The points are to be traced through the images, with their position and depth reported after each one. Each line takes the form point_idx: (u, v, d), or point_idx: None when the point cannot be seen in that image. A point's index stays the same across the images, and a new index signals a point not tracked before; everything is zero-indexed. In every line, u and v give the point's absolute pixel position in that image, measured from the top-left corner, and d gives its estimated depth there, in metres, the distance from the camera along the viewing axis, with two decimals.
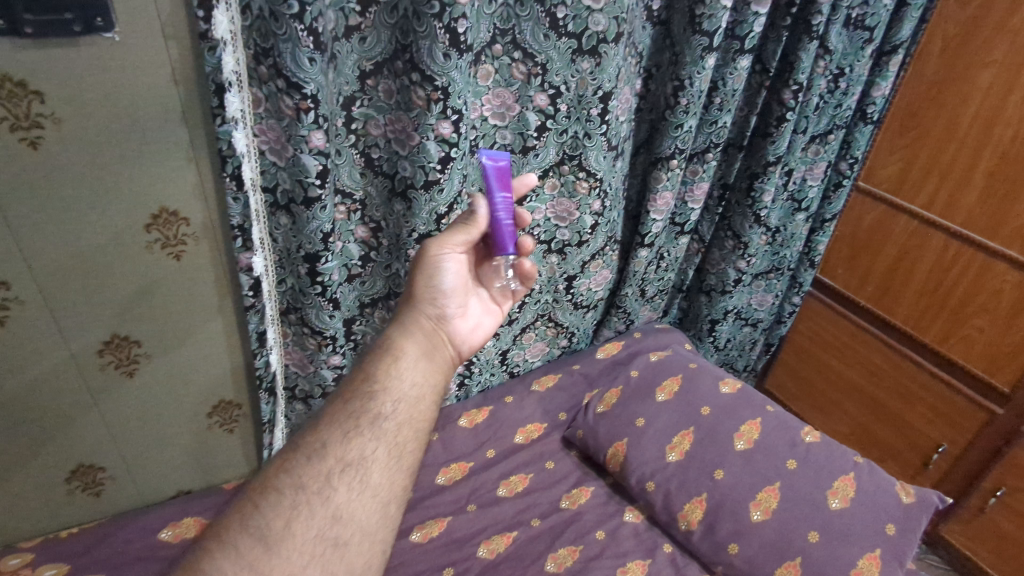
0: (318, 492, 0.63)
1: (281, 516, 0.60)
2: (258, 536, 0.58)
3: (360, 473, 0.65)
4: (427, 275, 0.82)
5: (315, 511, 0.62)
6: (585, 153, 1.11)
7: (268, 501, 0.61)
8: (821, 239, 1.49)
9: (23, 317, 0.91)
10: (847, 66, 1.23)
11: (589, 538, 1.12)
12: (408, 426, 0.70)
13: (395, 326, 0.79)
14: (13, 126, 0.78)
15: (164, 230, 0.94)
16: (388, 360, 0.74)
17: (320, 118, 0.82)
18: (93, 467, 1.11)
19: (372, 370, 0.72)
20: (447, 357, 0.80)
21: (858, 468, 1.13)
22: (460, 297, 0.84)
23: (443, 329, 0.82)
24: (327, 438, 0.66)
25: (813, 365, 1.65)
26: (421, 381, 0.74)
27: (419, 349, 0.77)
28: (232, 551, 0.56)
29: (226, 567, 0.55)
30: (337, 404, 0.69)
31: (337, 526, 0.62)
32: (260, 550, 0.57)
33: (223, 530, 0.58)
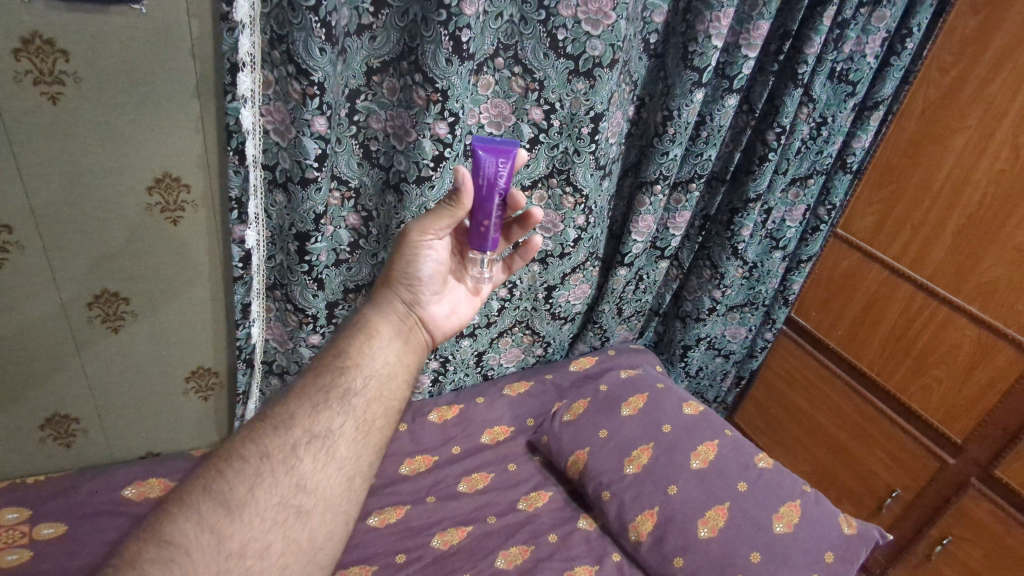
0: (283, 462, 0.65)
1: (244, 482, 0.62)
2: (220, 500, 0.60)
3: (325, 445, 0.68)
4: (408, 260, 0.84)
5: (279, 479, 0.64)
6: (573, 169, 1.17)
7: (233, 467, 0.62)
8: (796, 278, 1.55)
9: (21, 261, 0.95)
10: (830, 116, 1.30)
11: (542, 540, 1.15)
12: (377, 402, 0.73)
13: (373, 307, 0.82)
14: (36, 80, 0.83)
15: (165, 195, 0.98)
16: (361, 338, 0.77)
17: (325, 105, 0.87)
18: (67, 418, 1.14)
19: (346, 347, 0.76)
20: (419, 341, 0.85)
21: (805, 496, 1.17)
22: (437, 286, 0.87)
23: (417, 315, 0.85)
24: (296, 409, 0.69)
25: (779, 402, 1.69)
26: (393, 360, 0.78)
27: (393, 330, 0.81)
28: (194, 514, 0.58)
29: (187, 529, 0.57)
30: (305, 378, 0.72)
31: (297, 494, 0.64)
32: (222, 515, 0.59)
33: (187, 494, 0.59)
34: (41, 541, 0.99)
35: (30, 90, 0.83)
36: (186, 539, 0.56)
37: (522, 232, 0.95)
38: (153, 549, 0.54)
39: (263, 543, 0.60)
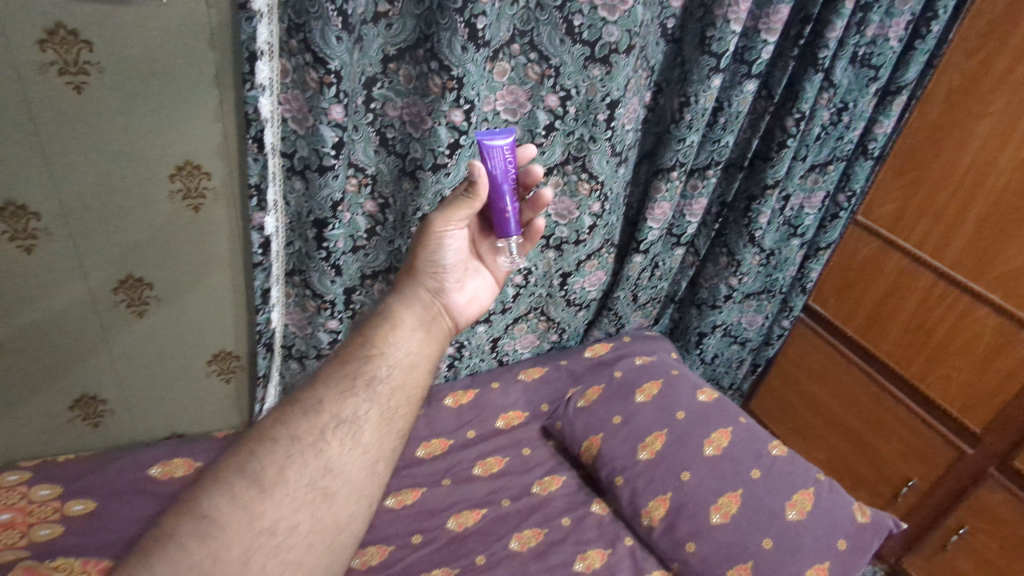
0: (312, 445, 0.66)
1: (276, 463, 0.64)
2: (252, 479, 0.62)
3: (351, 431, 0.69)
4: (430, 250, 0.86)
5: (308, 462, 0.65)
6: (589, 156, 1.17)
7: (265, 448, 0.64)
8: (814, 266, 1.54)
9: (49, 247, 0.98)
10: (851, 101, 1.28)
11: (555, 523, 1.17)
12: (400, 391, 0.74)
13: (397, 298, 0.83)
14: (61, 70, 0.85)
15: (186, 182, 1.00)
16: (386, 327, 0.78)
17: (341, 93, 0.89)
18: (95, 399, 1.17)
19: (371, 336, 0.76)
20: (443, 329, 0.85)
21: (819, 484, 1.17)
22: (457, 275, 0.89)
23: (441, 304, 0.87)
24: (324, 395, 0.70)
25: (794, 389, 1.68)
26: (416, 349, 0.79)
27: (416, 319, 0.81)
28: (228, 492, 0.60)
29: (221, 504, 0.59)
30: (334, 364, 0.74)
31: (326, 476, 0.66)
32: (254, 492, 0.61)
33: (222, 471, 0.62)
34: (71, 518, 1.03)
35: (55, 80, 0.85)
36: (220, 514, 0.59)
37: (533, 213, 0.96)
38: (190, 522, 0.57)
39: (292, 522, 0.62)
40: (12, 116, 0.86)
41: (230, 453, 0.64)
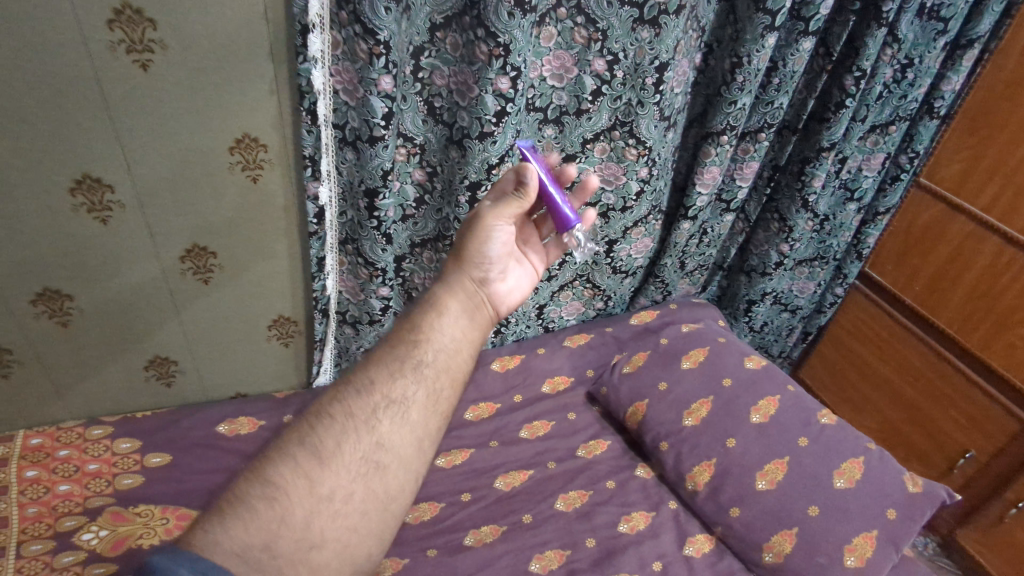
0: (365, 422, 0.68)
1: (333, 436, 0.66)
2: (312, 450, 0.64)
3: (400, 411, 0.70)
4: (478, 241, 0.86)
5: (361, 437, 0.67)
6: (636, 121, 1.15)
7: (323, 425, 0.66)
8: (872, 231, 1.48)
9: (123, 218, 1.04)
10: (917, 56, 1.22)
11: (600, 485, 1.20)
12: (446, 374, 0.75)
13: (443, 286, 0.84)
14: (129, 48, 0.89)
15: (245, 154, 1.04)
16: (432, 312, 0.80)
17: (390, 63, 0.90)
18: (167, 360, 1.25)
19: (418, 322, 0.78)
20: (486, 319, 0.86)
21: (869, 454, 1.13)
22: (503, 268, 0.89)
23: (486, 296, 0.87)
24: (375, 375, 0.71)
25: (846, 357, 1.64)
26: (460, 336, 0.80)
27: (460, 308, 0.82)
28: (289, 460, 0.62)
29: (285, 472, 0.61)
30: (382, 345, 0.76)
31: (377, 451, 0.67)
32: (314, 463, 0.63)
33: (285, 445, 0.64)
34: (151, 468, 1.11)
35: (124, 58, 0.89)
36: (283, 480, 0.61)
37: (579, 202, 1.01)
38: (259, 486, 0.60)
39: (348, 492, 0.64)
40: (84, 93, 0.90)
41: (290, 431, 0.66)
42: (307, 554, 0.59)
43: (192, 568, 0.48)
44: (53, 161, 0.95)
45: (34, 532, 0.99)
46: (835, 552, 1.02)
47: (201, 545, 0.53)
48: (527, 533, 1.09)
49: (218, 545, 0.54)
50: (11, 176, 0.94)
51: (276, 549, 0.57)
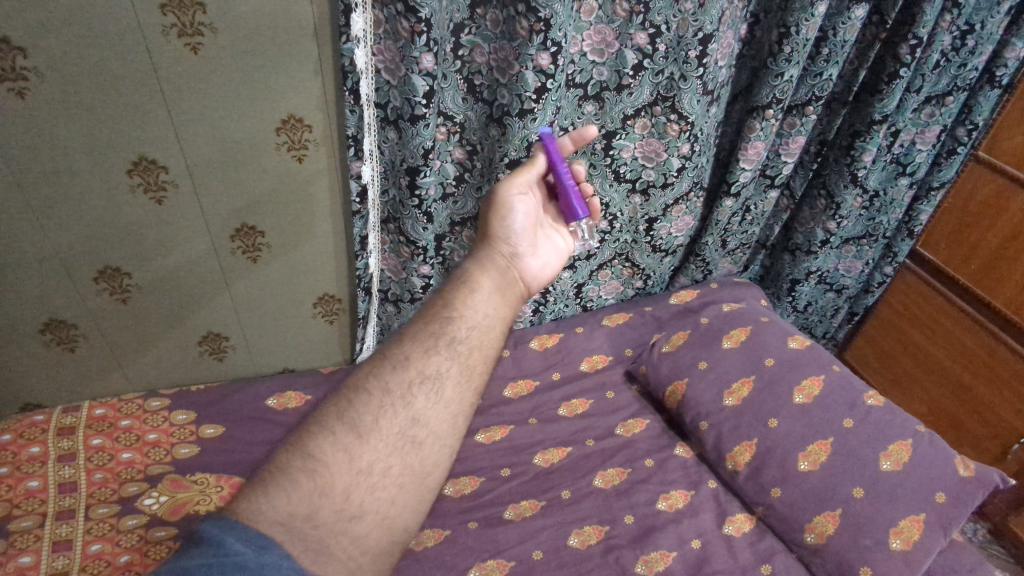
0: (401, 397, 0.63)
1: (370, 411, 0.61)
2: (350, 424, 0.60)
3: (435, 387, 0.65)
4: (500, 216, 0.86)
5: (397, 413, 0.63)
6: (679, 95, 1.13)
7: (360, 400, 0.62)
8: (924, 208, 1.42)
9: (177, 198, 1.08)
10: (978, 22, 1.16)
11: (638, 464, 1.20)
12: (479, 352, 0.68)
13: (473, 262, 0.79)
14: (181, 32, 0.91)
15: (291, 134, 1.06)
16: (464, 290, 0.72)
17: (431, 41, 0.91)
18: (219, 336, 1.30)
19: (451, 298, 0.71)
20: (519, 295, 0.81)
21: (918, 436, 1.09)
22: (529, 241, 0.86)
23: (516, 270, 0.83)
24: (409, 351, 0.66)
25: (897, 340, 1.58)
26: (492, 313, 0.73)
27: (492, 284, 0.76)
28: (327, 433, 0.59)
29: (325, 445, 0.58)
30: (414, 324, 0.68)
31: (413, 427, 0.63)
32: (353, 438, 0.59)
33: (323, 418, 0.60)
34: (206, 439, 1.17)
35: (176, 42, 0.92)
36: (324, 455, 0.57)
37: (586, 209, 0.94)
38: (300, 458, 0.57)
39: (385, 465, 0.61)
40: (140, 77, 0.94)
41: (324, 408, 0.62)
42: (347, 524, 0.57)
43: (239, 537, 0.48)
44: (112, 143, 0.99)
45: (101, 496, 1.05)
46: (881, 534, 1.00)
47: (248, 513, 0.52)
48: (566, 509, 1.10)
49: (263, 514, 0.52)
50: (74, 159, 0.99)
51: (318, 519, 0.55)
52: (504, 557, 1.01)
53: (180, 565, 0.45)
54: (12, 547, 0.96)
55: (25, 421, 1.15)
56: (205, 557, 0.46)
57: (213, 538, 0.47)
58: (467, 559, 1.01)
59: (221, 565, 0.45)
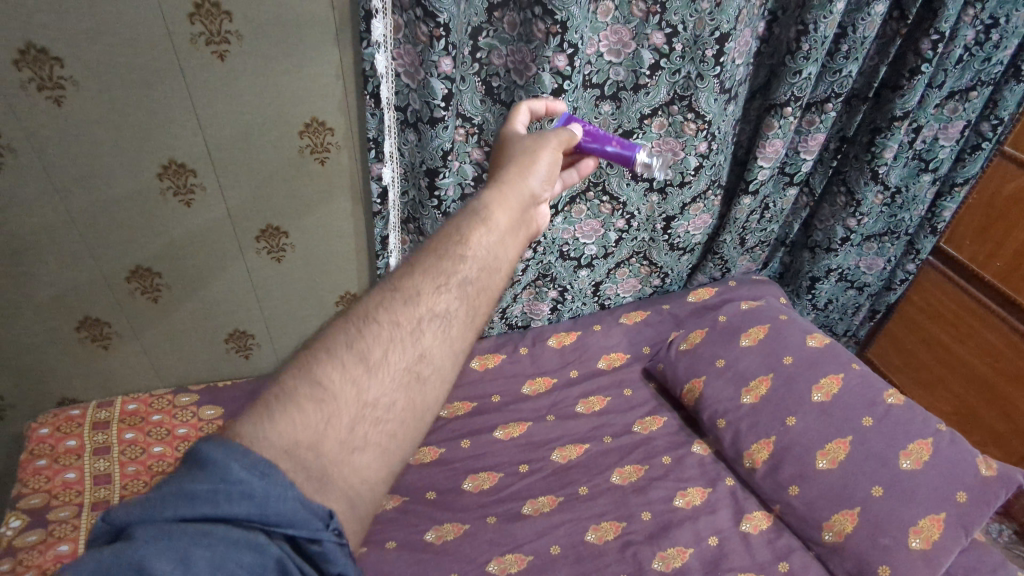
0: (411, 332, 0.52)
1: (381, 344, 0.50)
2: (359, 356, 0.49)
3: (444, 324, 0.55)
4: (528, 158, 0.74)
5: (405, 347, 0.52)
6: (695, 94, 1.13)
7: (371, 328, 0.50)
8: (948, 205, 1.41)
9: (204, 201, 1.11)
10: (1002, 15, 1.14)
11: (656, 461, 1.21)
12: (485, 295, 0.59)
13: (491, 192, 0.67)
14: (208, 40, 0.94)
15: (313, 137, 1.09)
16: (477, 223, 0.62)
17: (449, 45, 0.92)
18: (245, 334, 1.34)
19: (465, 232, 0.60)
20: (531, 234, 0.71)
21: (939, 435, 1.08)
22: (551, 182, 0.76)
23: (534, 209, 0.72)
24: (420, 285, 0.55)
25: (920, 337, 1.56)
26: (502, 253, 0.63)
27: (508, 222, 0.65)
28: (335, 359, 0.48)
29: (334, 375, 0.47)
30: (424, 254, 0.58)
31: (421, 363, 0.52)
32: (362, 371, 0.48)
33: (330, 342, 0.48)
34: None
35: (203, 49, 0.95)
36: (334, 388, 0.46)
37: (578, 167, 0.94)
38: (306, 383, 0.45)
39: (391, 401, 0.49)
40: (169, 81, 0.96)
41: (331, 328, 0.50)
42: (350, 456, 0.46)
43: (244, 462, 0.39)
44: (143, 148, 1.02)
45: (134, 489, 1.09)
46: (900, 533, 0.99)
47: (252, 436, 0.42)
48: (583, 504, 1.12)
49: (266, 441, 0.42)
50: (108, 164, 1.02)
51: (322, 449, 0.44)
52: (522, 552, 1.03)
53: (181, 489, 0.37)
54: (51, 536, 1.00)
55: (61, 415, 1.20)
56: (208, 483, 0.38)
57: (217, 460, 0.38)
58: (485, 553, 1.03)
59: (226, 493, 0.37)
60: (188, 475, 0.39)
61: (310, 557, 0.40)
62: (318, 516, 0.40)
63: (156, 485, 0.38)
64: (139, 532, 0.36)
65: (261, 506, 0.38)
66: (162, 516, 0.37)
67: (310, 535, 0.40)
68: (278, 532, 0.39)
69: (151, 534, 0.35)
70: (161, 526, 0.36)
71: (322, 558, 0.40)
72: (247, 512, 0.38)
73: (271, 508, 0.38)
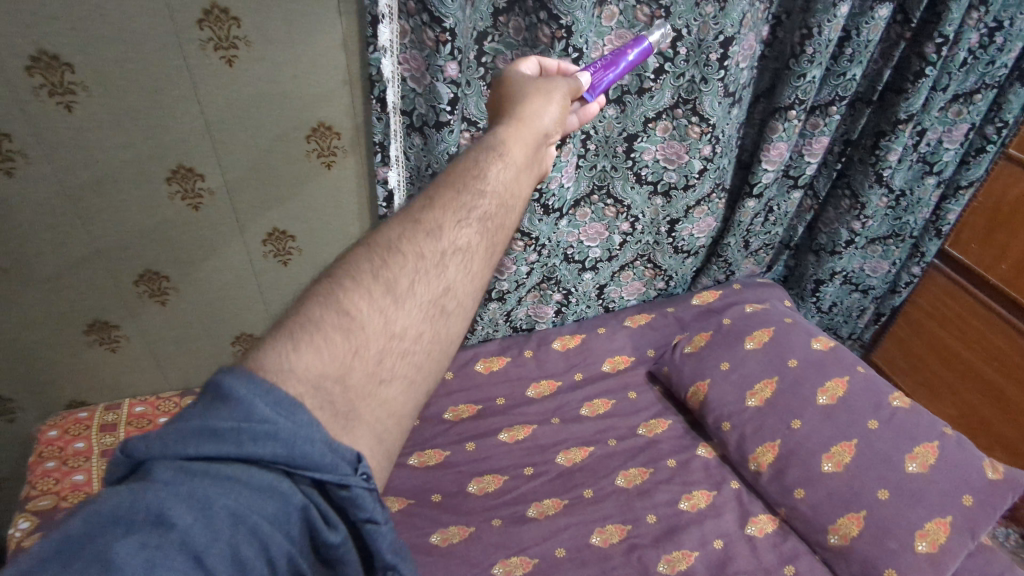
0: (435, 265, 0.52)
1: (407, 275, 0.50)
2: (385, 286, 0.48)
3: (465, 258, 0.55)
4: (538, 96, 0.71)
5: (431, 279, 0.51)
6: (700, 98, 1.14)
7: (395, 259, 0.50)
8: (952, 207, 1.40)
9: (213, 205, 1.12)
10: (1008, 18, 1.14)
11: (661, 464, 1.21)
12: (502, 228, 0.59)
13: (506, 125, 0.65)
14: (216, 46, 0.95)
15: (320, 142, 1.10)
16: (494, 158, 0.61)
17: (455, 50, 0.93)
18: (251, 336, 1.35)
19: (483, 166, 0.59)
20: (540, 175, 0.69)
21: (945, 438, 1.08)
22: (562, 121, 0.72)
23: (545, 148, 0.70)
24: (443, 219, 0.54)
25: (925, 340, 1.56)
26: (515, 187, 0.62)
27: (523, 157, 0.64)
28: (360, 287, 0.47)
29: (361, 304, 0.46)
30: (443, 188, 0.57)
31: (446, 296, 0.53)
32: (389, 301, 0.48)
33: (355, 270, 0.48)
34: None
35: (212, 56, 0.95)
36: (362, 317, 0.46)
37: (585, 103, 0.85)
38: (333, 314, 0.44)
39: (419, 331, 0.49)
40: (177, 87, 0.97)
41: (352, 259, 0.50)
42: (377, 389, 0.46)
43: (269, 402, 0.37)
44: (153, 153, 1.03)
45: None
46: (908, 538, 0.99)
47: (277, 365, 0.40)
48: (589, 508, 1.12)
49: (293, 374, 0.40)
50: (118, 169, 1.03)
51: (350, 381, 0.44)
52: (528, 555, 1.03)
53: (203, 425, 0.36)
54: None
55: (69, 419, 1.21)
56: (233, 420, 0.36)
57: (242, 398, 0.37)
58: (492, 557, 1.03)
59: (250, 432, 0.36)
60: (210, 410, 0.37)
61: (338, 499, 0.40)
62: (345, 460, 0.39)
63: (176, 417, 0.37)
64: (158, 471, 0.34)
65: (288, 449, 0.37)
66: (181, 454, 0.35)
67: (338, 479, 0.38)
68: (302, 475, 0.38)
69: (171, 474, 0.34)
70: (181, 464, 0.35)
71: (350, 501, 0.39)
72: (273, 453, 0.36)
73: (298, 450, 0.37)
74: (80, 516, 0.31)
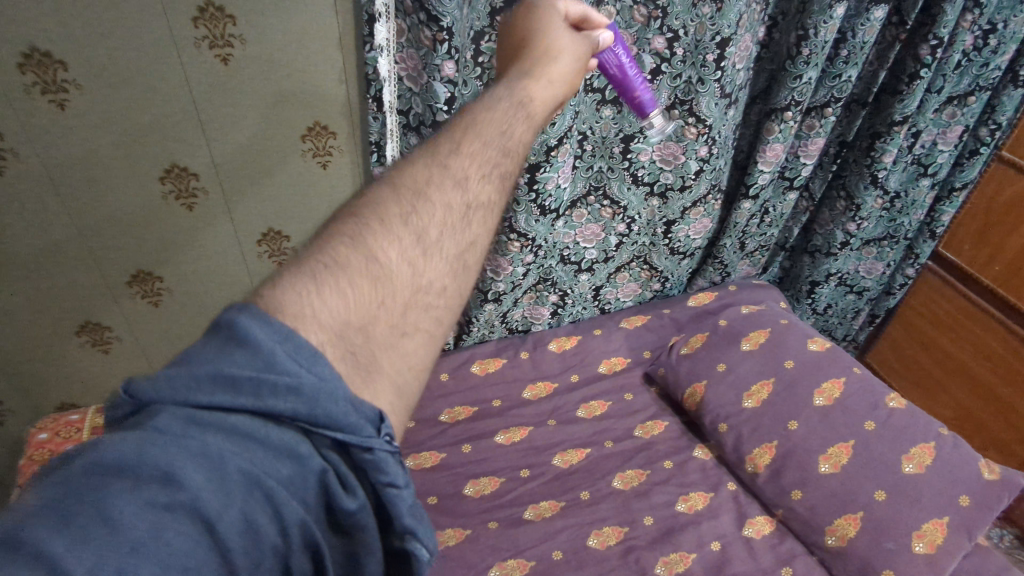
0: (461, 216, 0.44)
1: (435, 223, 0.43)
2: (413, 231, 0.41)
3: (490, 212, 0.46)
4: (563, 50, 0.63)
5: (457, 230, 0.44)
6: (697, 98, 1.14)
7: (424, 206, 0.43)
8: (946, 209, 1.41)
9: (207, 203, 1.11)
10: (1001, 21, 1.14)
11: (657, 465, 1.21)
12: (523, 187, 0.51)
13: (528, 78, 0.57)
14: (211, 43, 0.94)
15: (316, 141, 1.09)
16: (521, 113, 0.53)
17: (453, 49, 0.92)
18: None
19: (506, 117, 0.51)
20: None
21: (942, 439, 1.09)
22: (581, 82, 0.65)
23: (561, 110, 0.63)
24: (470, 167, 0.46)
25: (919, 342, 1.56)
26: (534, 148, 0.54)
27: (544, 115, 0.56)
28: (388, 231, 0.41)
29: (390, 249, 0.40)
30: (467, 134, 0.48)
31: (470, 252, 0.45)
32: (417, 249, 0.41)
33: (381, 211, 0.42)
34: None
35: (207, 52, 0.95)
36: (390, 264, 0.40)
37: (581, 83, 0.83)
38: (358, 255, 0.39)
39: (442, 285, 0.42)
40: (171, 86, 0.96)
41: (377, 198, 0.43)
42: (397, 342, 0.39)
43: (294, 353, 0.33)
44: (146, 152, 1.02)
45: None
46: (905, 538, 0.99)
47: (296, 309, 0.36)
48: (586, 509, 1.11)
49: (315, 319, 0.36)
50: (111, 166, 1.02)
51: (373, 331, 0.38)
52: (524, 557, 1.03)
53: (217, 373, 0.32)
54: None
55: (60, 420, 1.19)
56: (251, 371, 0.32)
57: (259, 344, 0.33)
58: (488, 559, 1.02)
59: (269, 384, 0.32)
60: (222, 354, 0.33)
61: (360, 463, 0.36)
62: (369, 420, 0.35)
63: (186, 356, 0.33)
64: (162, 419, 0.31)
65: (309, 406, 0.33)
66: (192, 402, 0.32)
67: (360, 442, 0.34)
68: (322, 433, 0.34)
69: (180, 426, 0.31)
70: (190, 412, 0.31)
71: (372, 466, 0.35)
72: (293, 409, 0.33)
73: (320, 408, 0.33)
74: (80, 465, 0.29)
